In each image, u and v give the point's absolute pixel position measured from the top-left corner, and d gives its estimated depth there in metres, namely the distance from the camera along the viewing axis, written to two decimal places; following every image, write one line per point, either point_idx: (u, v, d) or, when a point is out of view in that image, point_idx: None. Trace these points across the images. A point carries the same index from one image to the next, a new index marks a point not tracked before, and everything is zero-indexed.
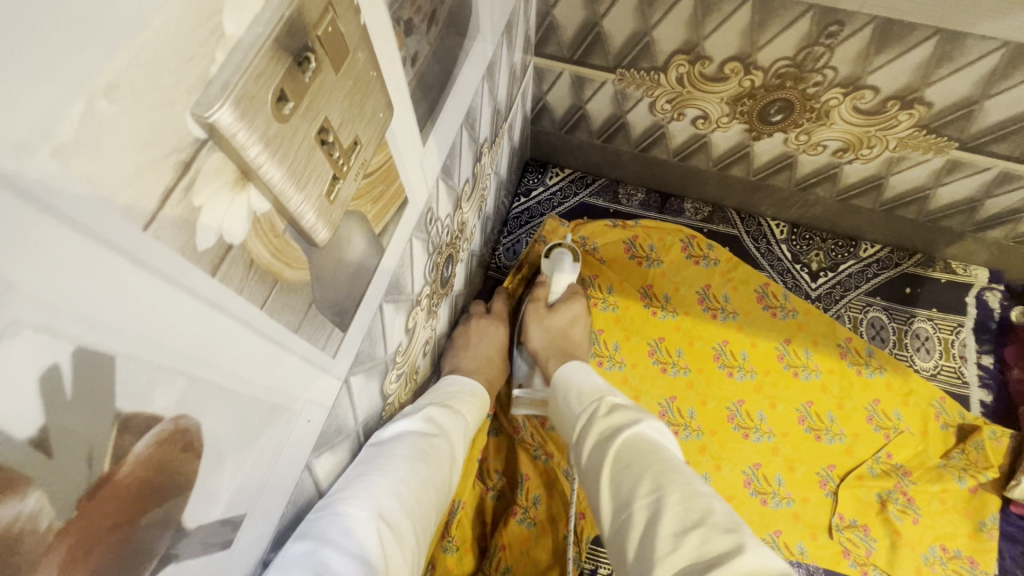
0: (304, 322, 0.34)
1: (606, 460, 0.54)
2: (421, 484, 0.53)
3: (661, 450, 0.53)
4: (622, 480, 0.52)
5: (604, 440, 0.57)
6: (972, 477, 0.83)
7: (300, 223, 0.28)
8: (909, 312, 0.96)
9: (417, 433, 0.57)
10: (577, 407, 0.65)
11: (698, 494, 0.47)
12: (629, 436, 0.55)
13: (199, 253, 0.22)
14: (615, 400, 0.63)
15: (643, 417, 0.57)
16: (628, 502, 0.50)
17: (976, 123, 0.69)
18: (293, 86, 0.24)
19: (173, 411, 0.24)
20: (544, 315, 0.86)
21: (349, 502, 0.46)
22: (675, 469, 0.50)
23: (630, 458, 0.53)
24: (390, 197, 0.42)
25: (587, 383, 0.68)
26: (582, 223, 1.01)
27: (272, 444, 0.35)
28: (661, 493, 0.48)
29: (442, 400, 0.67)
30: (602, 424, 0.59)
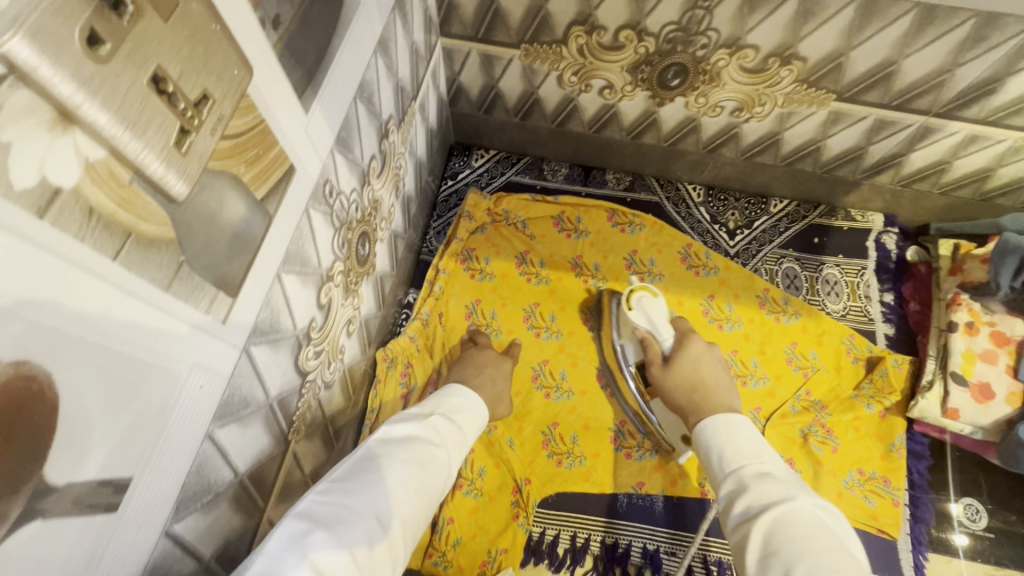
0: (176, 281, 0.34)
1: (757, 536, 0.52)
2: (417, 488, 0.55)
3: (819, 536, 0.49)
4: (771, 564, 0.49)
5: (750, 514, 0.55)
6: (879, 403, 0.91)
7: (147, 172, 0.29)
8: (819, 260, 1.03)
9: (422, 440, 0.60)
10: (719, 470, 0.63)
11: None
12: (780, 513, 0.52)
13: (19, 193, 0.23)
14: (765, 467, 0.60)
15: (797, 494, 0.54)
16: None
17: (846, 74, 0.75)
18: (106, 27, 0.25)
19: (10, 355, 0.24)
20: (667, 376, 0.80)
21: (350, 496, 0.49)
22: (838, 566, 0.46)
23: (780, 542, 0.50)
24: (271, 161, 0.42)
25: (728, 444, 0.64)
26: (504, 196, 1.05)
27: (157, 409, 0.35)
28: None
29: (449, 412, 0.68)
30: (752, 493, 0.57)
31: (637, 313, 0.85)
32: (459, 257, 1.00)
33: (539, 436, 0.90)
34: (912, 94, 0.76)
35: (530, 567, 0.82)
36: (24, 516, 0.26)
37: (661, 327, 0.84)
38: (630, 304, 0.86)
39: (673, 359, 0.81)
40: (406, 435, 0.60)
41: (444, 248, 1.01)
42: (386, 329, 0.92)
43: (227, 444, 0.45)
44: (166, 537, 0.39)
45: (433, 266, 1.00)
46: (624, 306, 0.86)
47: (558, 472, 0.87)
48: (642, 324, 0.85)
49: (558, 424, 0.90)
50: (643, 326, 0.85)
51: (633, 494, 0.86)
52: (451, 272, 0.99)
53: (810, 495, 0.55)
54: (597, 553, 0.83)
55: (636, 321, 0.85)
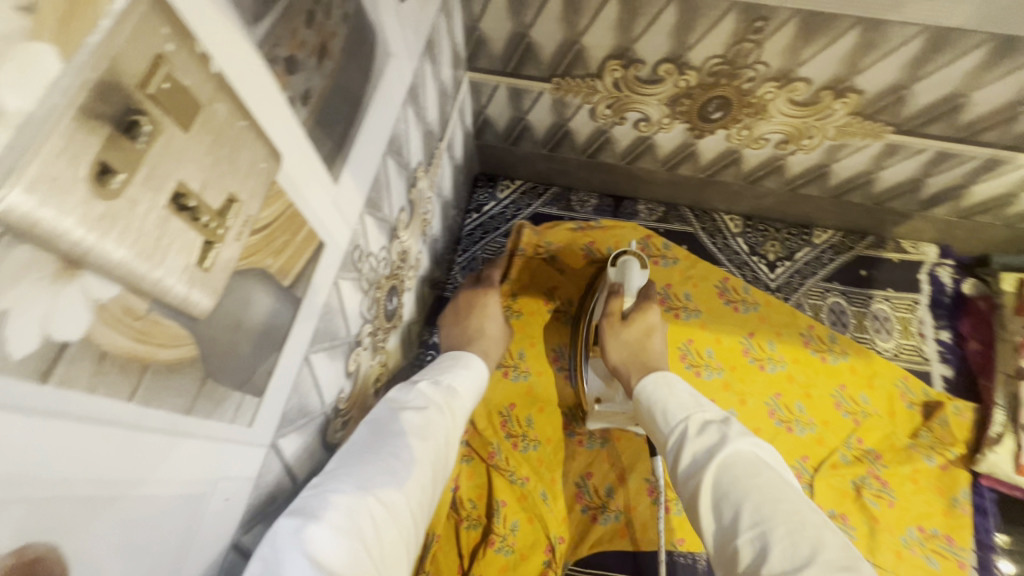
0: (199, 400, 0.30)
1: (703, 482, 0.50)
2: (417, 460, 0.51)
3: (761, 473, 0.48)
4: (722, 507, 0.48)
5: (696, 463, 0.52)
6: (940, 454, 0.84)
7: (169, 297, 0.25)
8: (867, 294, 0.97)
9: (412, 410, 0.56)
10: (663, 425, 0.59)
11: (808, 529, 0.43)
12: (723, 457, 0.50)
13: (16, 361, 0.19)
14: (706, 412, 0.57)
15: (733, 431, 0.52)
16: (732, 531, 0.46)
17: (907, 107, 0.69)
18: (120, 155, 0.21)
19: (11, 542, 0.20)
20: (621, 330, 0.76)
21: (341, 480, 0.44)
22: (781, 497, 0.46)
23: (728, 484, 0.48)
24: (299, 245, 0.38)
25: (669, 398, 0.60)
26: (551, 228, 1.01)
27: (179, 534, 0.31)
28: (765, 529, 0.44)
29: (437, 375, 0.64)
30: (696, 445, 0.53)
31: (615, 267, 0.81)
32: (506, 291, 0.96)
33: (572, 488, 0.85)
34: (980, 127, 0.70)
35: None
36: None
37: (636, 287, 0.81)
38: (614, 258, 0.82)
39: (631, 318, 0.77)
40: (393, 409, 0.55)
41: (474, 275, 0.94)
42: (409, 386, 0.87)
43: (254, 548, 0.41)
44: None
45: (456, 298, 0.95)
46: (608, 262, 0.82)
47: (593, 529, 0.83)
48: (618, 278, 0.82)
49: (591, 475, 0.86)
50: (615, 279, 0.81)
51: (674, 552, 0.81)
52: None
53: (747, 432, 0.53)
54: None
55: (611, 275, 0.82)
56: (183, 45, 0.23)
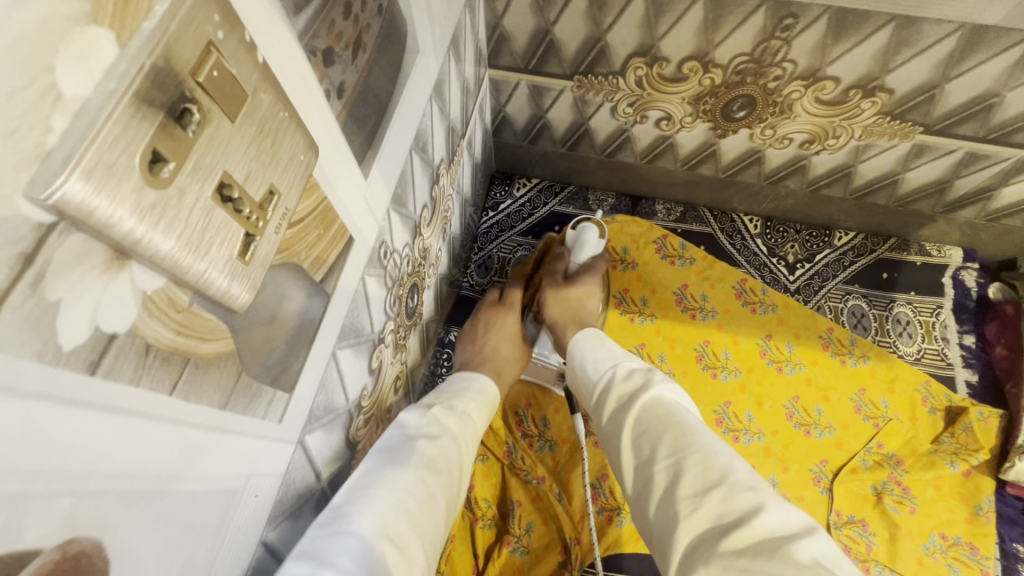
0: (234, 396, 0.30)
1: (625, 422, 0.49)
2: (429, 496, 0.47)
3: (679, 413, 0.47)
4: (642, 443, 0.46)
5: (621, 404, 0.51)
6: (964, 460, 0.83)
7: (210, 291, 0.25)
8: (889, 297, 0.96)
9: (423, 438, 0.52)
10: (591, 376, 0.58)
11: (720, 453, 0.42)
12: (646, 401, 0.49)
13: (67, 352, 0.19)
14: (633, 364, 0.56)
15: (660, 379, 0.51)
16: (649, 463, 0.44)
17: (938, 107, 0.68)
18: (170, 144, 0.20)
19: (56, 536, 0.20)
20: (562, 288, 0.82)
21: (352, 520, 0.41)
22: (696, 428, 0.45)
23: (648, 421, 0.47)
24: (330, 240, 0.38)
25: (599, 349, 0.60)
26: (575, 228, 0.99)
27: (212, 531, 0.31)
28: (681, 455, 0.42)
29: (449, 400, 0.60)
30: (621, 388, 0.53)
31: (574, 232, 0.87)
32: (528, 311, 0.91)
33: (588, 489, 0.84)
34: (1012, 128, 0.69)
35: None
36: None
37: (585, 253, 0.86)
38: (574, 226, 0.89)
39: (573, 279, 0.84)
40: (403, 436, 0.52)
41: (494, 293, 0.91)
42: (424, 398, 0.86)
43: (281, 545, 0.40)
44: None
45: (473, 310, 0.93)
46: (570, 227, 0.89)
47: (608, 530, 0.82)
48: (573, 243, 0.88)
49: (607, 475, 0.85)
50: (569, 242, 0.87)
51: None
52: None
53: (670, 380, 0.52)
54: None
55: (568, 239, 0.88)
56: (232, 32, 0.23)
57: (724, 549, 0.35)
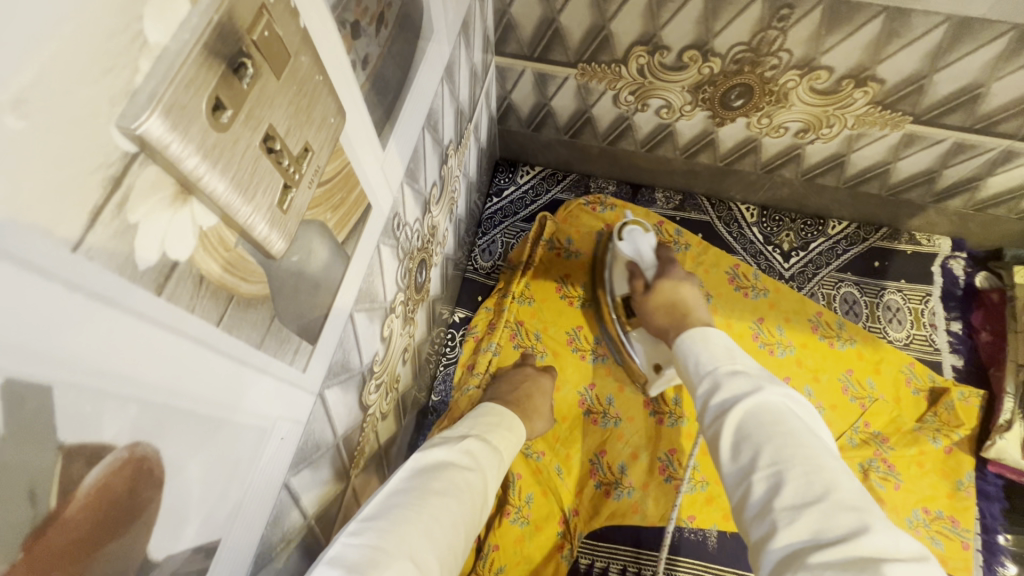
0: (267, 337, 0.33)
1: (726, 426, 0.52)
2: (451, 525, 0.51)
3: (785, 422, 0.50)
4: (743, 447, 0.50)
5: (722, 409, 0.54)
6: (946, 436, 0.86)
7: (252, 234, 0.28)
8: (879, 285, 0.99)
9: (455, 466, 0.58)
10: (694, 374, 0.61)
11: (823, 471, 0.45)
12: (749, 405, 0.52)
13: (141, 271, 0.21)
14: (737, 366, 0.58)
15: (766, 385, 0.54)
16: (749, 470, 0.49)
17: (927, 97, 0.71)
18: (230, 94, 0.23)
19: (126, 438, 0.23)
20: (648, 300, 0.78)
21: (383, 537, 0.46)
22: (799, 442, 0.48)
23: (751, 428, 0.51)
24: (352, 204, 0.41)
25: (704, 351, 0.61)
26: (569, 221, 1.03)
27: (244, 463, 0.33)
28: (782, 467, 0.46)
29: (483, 432, 0.66)
30: (728, 387, 0.55)
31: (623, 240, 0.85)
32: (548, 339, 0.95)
33: (586, 465, 0.87)
34: (998, 118, 0.71)
35: None
36: None
37: (648, 256, 0.82)
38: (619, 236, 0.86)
39: (655, 284, 0.78)
40: (437, 461, 0.58)
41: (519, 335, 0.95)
42: (429, 374, 0.90)
43: (300, 490, 0.43)
44: None
45: (472, 326, 0.96)
46: (616, 237, 0.86)
47: (605, 503, 0.85)
48: (632, 254, 0.84)
49: (605, 453, 0.88)
50: (628, 253, 0.84)
51: (684, 528, 0.83)
52: (495, 309, 0.96)
53: (778, 386, 0.55)
54: None
55: (622, 250, 0.85)
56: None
57: (814, 561, 0.39)
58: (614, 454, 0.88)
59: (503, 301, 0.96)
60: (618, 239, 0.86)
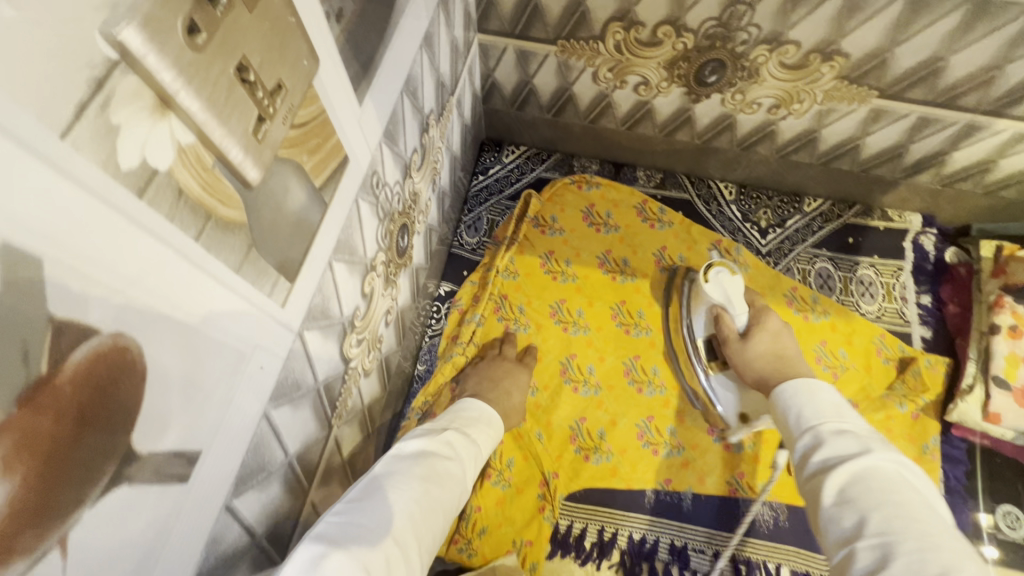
0: (245, 264, 0.35)
1: (829, 483, 0.51)
2: (431, 510, 0.54)
3: (899, 490, 0.48)
4: (844, 510, 0.49)
5: (824, 467, 0.53)
6: (911, 402, 0.89)
7: (228, 157, 0.30)
8: (853, 260, 1.02)
9: (437, 455, 0.60)
10: (794, 427, 0.61)
11: (936, 546, 0.42)
12: (857, 467, 0.51)
13: (124, 172, 0.24)
14: (845, 425, 0.57)
15: (875, 448, 0.52)
16: (853, 536, 0.47)
17: (890, 70, 0.74)
18: (204, 18, 0.26)
19: (110, 326, 0.25)
20: (745, 348, 0.78)
21: (366, 515, 0.48)
22: (916, 517, 0.45)
23: (856, 492, 0.49)
24: (329, 151, 0.43)
25: (807, 405, 0.61)
26: (553, 199, 1.06)
27: (225, 381, 0.36)
28: (891, 539, 0.44)
29: (462, 426, 0.68)
30: (831, 445, 0.55)
31: (711, 282, 0.84)
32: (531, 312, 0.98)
33: (567, 431, 0.90)
34: (959, 91, 0.74)
35: (557, 558, 0.82)
36: (113, 481, 0.28)
37: (737, 302, 0.83)
38: (705, 275, 0.85)
39: (750, 334, 0.80)
40: (420, 449, 0.60)
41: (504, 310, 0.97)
42: (414, 344, 0.93)
43: (280, 425, 0.46)
44: (228, 511, 0.41)
45: (456, 299, 0.99)
46: (702, 277, 0.85)
47: (585, 467, 0.88)
48: (717, 297, 0.84)
49: (585, 419, 0.91)
50: (718, 299, 0.84)
51: (659, 491, 0.86)
52: (480, 283, 0.99)
53: (890, 452, 0.53)
54: (624, 548, 0.83)
55: (709, 292, 0.84)
56: None
57: None
58: (595, 422, 0.90)
59: (489, 274, 0.99)
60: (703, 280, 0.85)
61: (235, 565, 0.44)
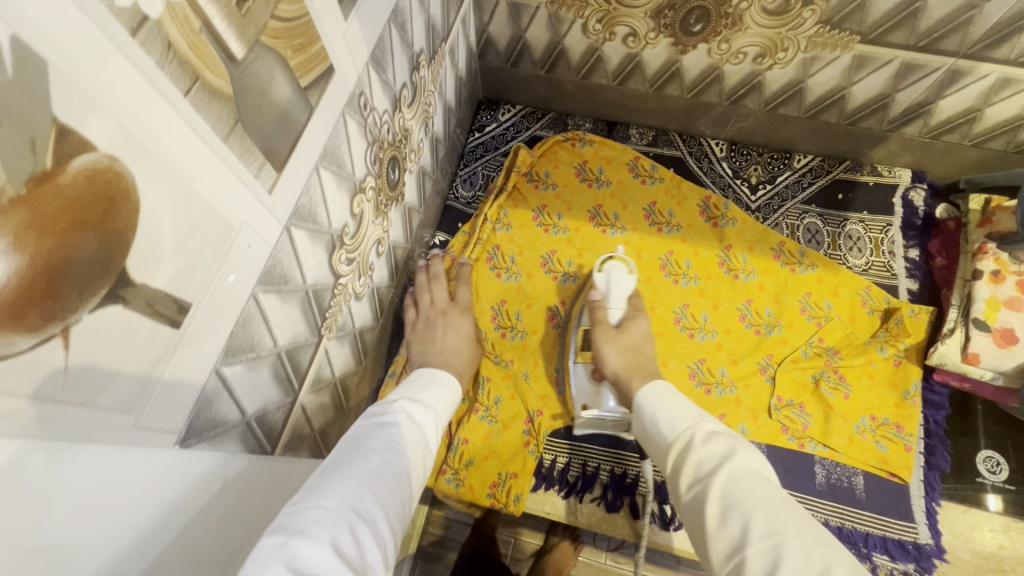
0: (232, 137, 0.39)
1: (710, 493, 0.51)
2: (392, 476, 0.53)
3: (766, 489, 0.49)
4: (728, 517, 0.48)
5: (701, 474, 0.53)
6: (892, 346, 0.90)
7: (212, 25, 0.34)
8: (842, 216, 1.02)
9: (391, 425, 0.59)
10: (666, 435, 0.61)
11: (816, 544, 0.43)
12: (729, 469, 0.52)
13: (117, 7, 0.28)
14: (710, 426, 0.59)
15: (739, 447, 0.54)
16: (740, 542, 0.46)
17: (870, 14, 0.75)
18: None
19: (105, 147, 0.29)
20: (615, 336, 0.82)
21: (323, 496, 0.45)
22: (782, 510, 0.47)
23: (735, 495, 0.49)
24: (314, 54, 0.47)
25: (671, 410, 0.63)
26: (544, 153, 1.09)
27: (214, 246, 0.40)
28: (777, 539, 0.44)
29: (413, 395, 0.67)
30: (703, 451, 0.55)
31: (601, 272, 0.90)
32: (524, 263, 1.01)
33: (552, 373, 0.93)
34: (939, 34, 0.76)
35: (541, 491, 0.86)
36: (110, 299, 0.32)
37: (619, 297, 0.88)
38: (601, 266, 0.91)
39: (621, 327, 0.84)
40: (375, 424, 0.58)
41: (498, 264, 1.01)
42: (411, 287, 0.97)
43: (269, 311, 0.50)
44: (220, 379, 0.45)
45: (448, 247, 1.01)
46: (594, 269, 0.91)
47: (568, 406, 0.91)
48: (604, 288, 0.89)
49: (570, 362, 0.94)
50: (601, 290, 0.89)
51: None
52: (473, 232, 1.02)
53: (750, 449, 0.54)
54: (605, 482, 0.86)
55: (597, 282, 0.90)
56: None
57: None
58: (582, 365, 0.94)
59: (484, 222, 1.02)
60: (596, 269, 0.91)
61: (227, 434, 0.48)
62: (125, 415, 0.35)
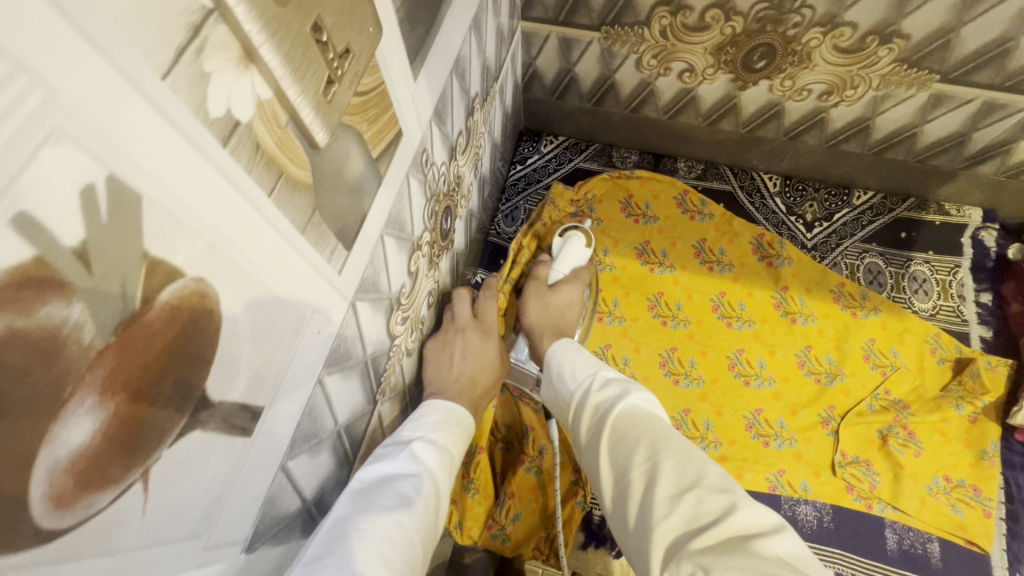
0: (309, 227, 0.36)
1: (604, 431, 0.52)
2: (404, 542, 0.48)
3: (654, 420, 0.51)
4: (620, 451, 0.50)
5: (600, 415, 0.55)
6: (969, 404, 0.85)
7: (300, 117, 0.31)
8: (906, 256, 0.96)
9: (403, 477, 0.54)
10: (570, 383, 0.61)
11: (694, 460, 0.46)
12: (622, 409, 0.53)
13: (211, 119, 0.25)
14: (609, 372, 0.60)
15: (632, 389, 0.55)
16: (627, 468, 0.48)
17: (954, 52, 0.70)
18: None
19: (193, 270, 0.26)
20: (546, 296, 0.84)
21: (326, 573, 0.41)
22: (665, 436, 0.49)
23: (626, 429, 0.51)
24: (386, 122, 0.44)
25: (576, 359, 0.64)
26: (585, 185, 1.04)
27: (286, 340, 0.37)
28: (657, 459, 0.46)
29: (429, 433, 0.60)
30: (599, 398, 0.57)
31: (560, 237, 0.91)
32: None
33: None
34: None
35: (589, 549, 0.83)
36: (189, 427, 0.29)
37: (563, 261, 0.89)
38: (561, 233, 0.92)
39: (556, 287, 0.85)
40: (386, 474, 0.53)
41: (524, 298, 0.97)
42: None
43: (331, 392, 0.47)
44: (285, 474, 0.42)
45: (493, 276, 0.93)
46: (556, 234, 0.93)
47: None
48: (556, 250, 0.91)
49: None
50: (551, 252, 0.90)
51: None
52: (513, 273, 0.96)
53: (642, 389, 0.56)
54: None
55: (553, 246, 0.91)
56: None
57: (694, 546, 0.39)
58: None
59: (518, 250, 0.96)
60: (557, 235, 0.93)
61: (288, 524, 0.45)
62: (195, 540, 0.32)
